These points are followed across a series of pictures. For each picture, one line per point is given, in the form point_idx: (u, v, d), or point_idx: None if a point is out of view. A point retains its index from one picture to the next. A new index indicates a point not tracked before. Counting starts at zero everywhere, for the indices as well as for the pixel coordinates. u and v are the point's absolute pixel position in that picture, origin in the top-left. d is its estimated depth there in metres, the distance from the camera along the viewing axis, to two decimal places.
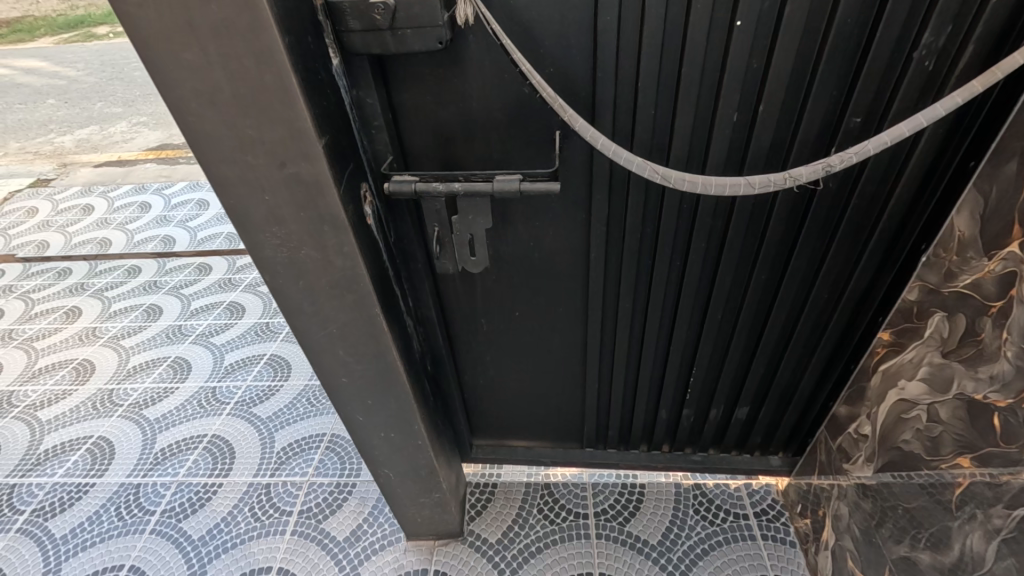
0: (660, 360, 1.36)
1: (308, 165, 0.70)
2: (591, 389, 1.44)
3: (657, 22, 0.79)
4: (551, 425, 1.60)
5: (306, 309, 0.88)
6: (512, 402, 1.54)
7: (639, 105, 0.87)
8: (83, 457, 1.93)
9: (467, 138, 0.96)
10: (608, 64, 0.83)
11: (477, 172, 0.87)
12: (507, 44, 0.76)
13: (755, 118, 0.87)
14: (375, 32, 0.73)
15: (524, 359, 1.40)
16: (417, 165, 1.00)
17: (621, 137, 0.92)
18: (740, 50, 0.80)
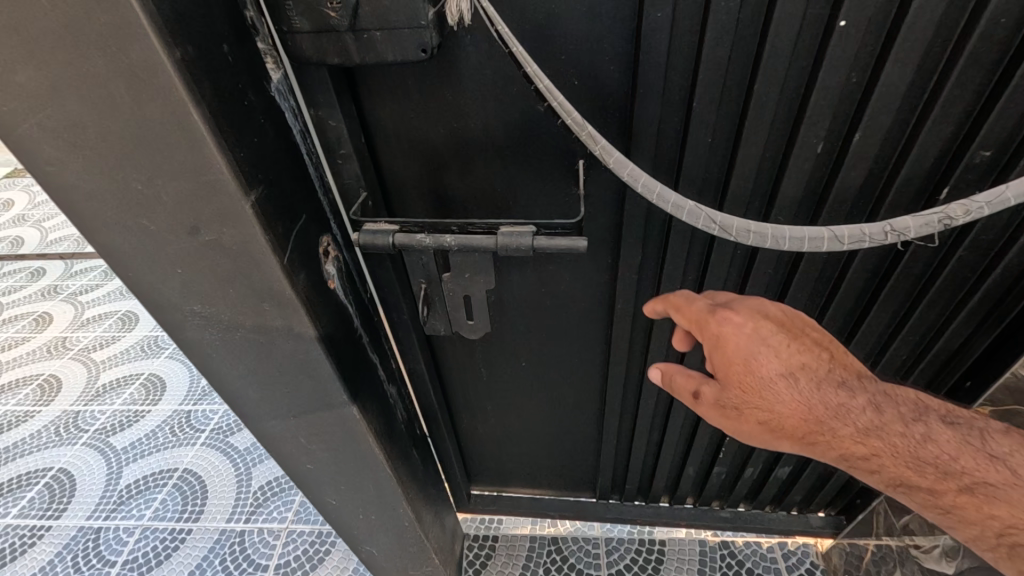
0: (692, 415, 1.15)
1: (230, 230, 0.48)
2: (610, 443, 1.24)
3: (726, 22, 0.56)
4: (561, 474, 1.42)
5: (252, 396, 0.68)
6: (517, 451, 1.35)
7: (694, 131, 0.65)
8: (41, 491, 1.75)
9: (464, 167, 0.75)
10: (654, 78, 0.61)
11: (475, 221, 0.65)
12: (516, 50, 0.53)
13: (846, 149, 0.65)
14: (331, 36, 0.51)
15: (533, 409, 1.21)
16: (399, 199, 0.78)
17: (666, 169, 0.71)
18: (838, 62, 0.58)
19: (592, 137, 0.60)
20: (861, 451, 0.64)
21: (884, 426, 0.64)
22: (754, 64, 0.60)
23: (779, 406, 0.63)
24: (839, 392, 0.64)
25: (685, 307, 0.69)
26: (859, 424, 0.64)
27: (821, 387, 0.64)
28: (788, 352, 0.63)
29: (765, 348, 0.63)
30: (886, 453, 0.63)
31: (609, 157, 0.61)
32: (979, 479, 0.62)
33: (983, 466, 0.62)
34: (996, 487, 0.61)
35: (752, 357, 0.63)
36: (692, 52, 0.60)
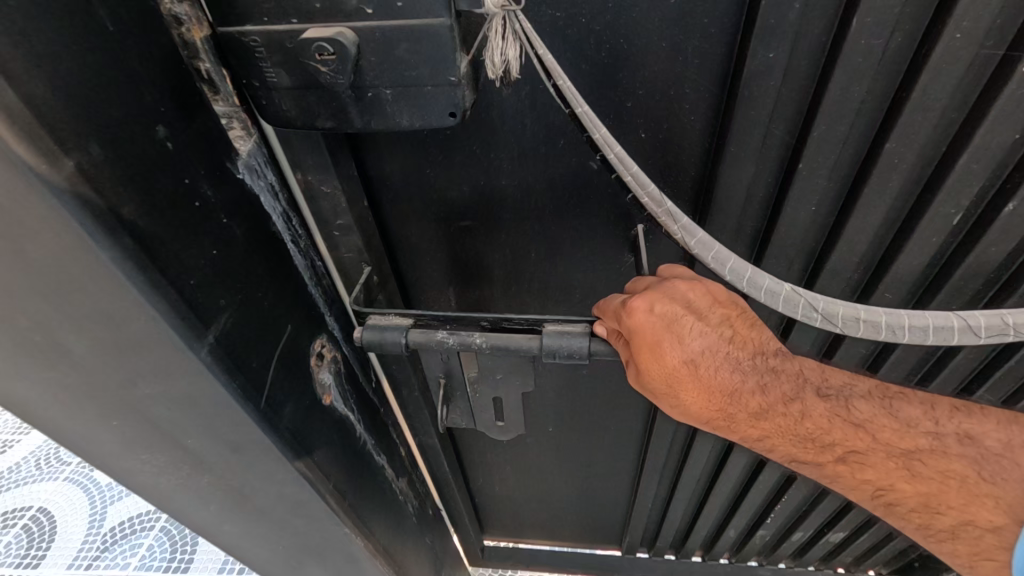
0: (739, 482, 1.02)
1: (183, 381, 0.33)
2: (643, 504, 1.11)
3: (863, 68, 0.41)
4: (585, 528, 1.29)
5: (232, 535, 0.51)
6: (539, 508, 1.22)
7: (796, 198, 0.51)
8: (18, 535, 1.32)
9: (492, 230, 0.60)
10: (749, 136, 0.47)
11: (511, 316, 0.50)
12: (581, 112, 0.38)
13: (987, 223, 0.51)
14: (321, 93, 0.36)
15: (559, 471, 1.07)
16: (411, 264, 0.64)
17: (748, 238, 0.56)
18: (1005, 120, 0.43)
19: (672, 216, 0.45)
20: (761, 442, 0.53)
21: (786, 426, 0.51)
22: (885, 117, 0.45)
23: (684, 394, 0.49)
24: (736, 379, 0.50)
25: (600, 306, 0.51)
26: (761, 413, 0.51)
27: (718, 373, 0.49)
28: (693, 338, 0.48)
29: (690, 340, 0.48)
30: (771, 433, 0.52)
31: (691, 240, 0.46)
32: (850, 449, 0.51)
33: (851, 435, 0.51)
34: (863, 455, 0.51)
35: (662, 343, 0.47)
36: (804, 102, 0.45)
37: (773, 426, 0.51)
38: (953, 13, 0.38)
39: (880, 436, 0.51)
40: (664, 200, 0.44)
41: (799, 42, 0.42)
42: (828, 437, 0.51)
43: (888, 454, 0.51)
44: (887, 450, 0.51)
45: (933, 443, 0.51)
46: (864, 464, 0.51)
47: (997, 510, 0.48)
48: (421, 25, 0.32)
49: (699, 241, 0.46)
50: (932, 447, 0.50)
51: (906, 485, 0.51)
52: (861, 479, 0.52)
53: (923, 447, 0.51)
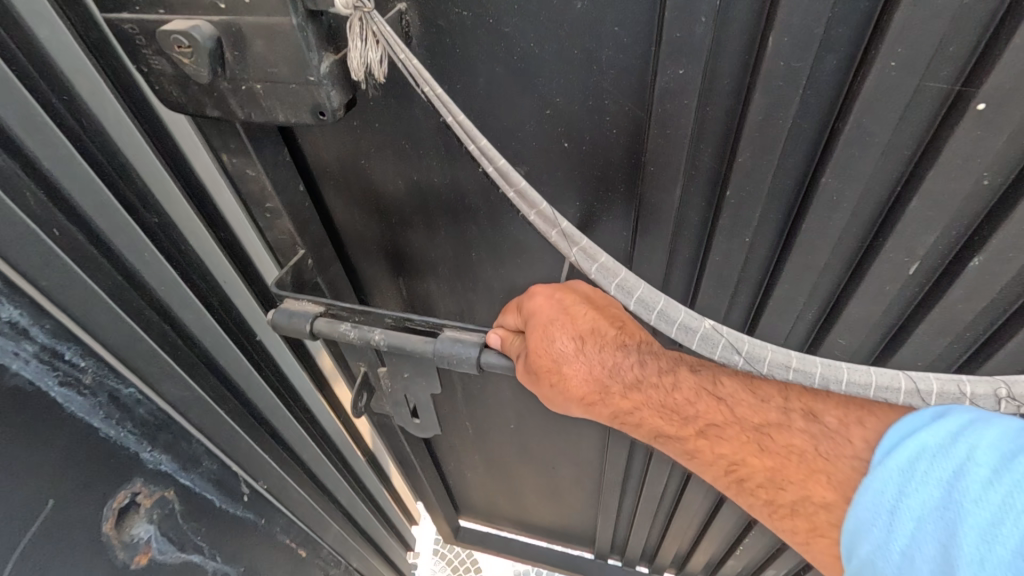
0: (707, 508, 0.99)
1: None
2: (608, 515, 1.10)
3: (790, 93, 0.37)
4: (558, 528, 1.29)
5: None
6: (510, 501, 1.22)
7: (728, 227, 0.46)
8: None
9: (430, 227, 0.60)
10: (670, 157, 0.43)
11: (413, 316, 0.50)
12: (455, 120, 0.38)
13: (949, 278, 0.45)
14: (197, 81, 0.36)
15: (526, 471, 1.07)
16: (357, 251, 0.65)
17: (687, 260, 0.52)
18: (960, 166, 0.37)
19: (568, 238, 0.43)
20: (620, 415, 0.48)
21: (638, 394, 0.47)
22: (823, 148, 0.40)
23: (567, 369, 0.46)
24: (617, 356, 0.47)
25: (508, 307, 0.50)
26: (628, 385, 0.47)
27: (603, 354, 0.47)
28: (582, 317, 0.47)
29: (574, 327, 0.46)
30: (640, 406, 0.47)
31: (591, 264, 0.43)
32: (710, 422, 0.45)
33: (707, 406, 0.46)
34: (724, 432, 0.45)
35: (555, 323, 0.45)
36: (730, 126, 0.41)
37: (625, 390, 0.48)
38: (886, 37, 0.33)
39: (736, 409, 0.45)
40: (554, 218, 0.42)
41: (719, 58, 0.38)
42: (677, 407, 0.47)
43: (739, 427, 0.45)
44: (739, 423, 0.45)
45: (779, 417, 0.44)
46: (711, 439, 0.45)
47: (830, 485, 0.40)
48: (275, 23, 0.32)
49: (598, 266, 0.43)
50: (776, 421, 0.44)
51: (751, 458, 0.44)
52: (720, 463, 0.45)
53: (772, 421, 0.44)
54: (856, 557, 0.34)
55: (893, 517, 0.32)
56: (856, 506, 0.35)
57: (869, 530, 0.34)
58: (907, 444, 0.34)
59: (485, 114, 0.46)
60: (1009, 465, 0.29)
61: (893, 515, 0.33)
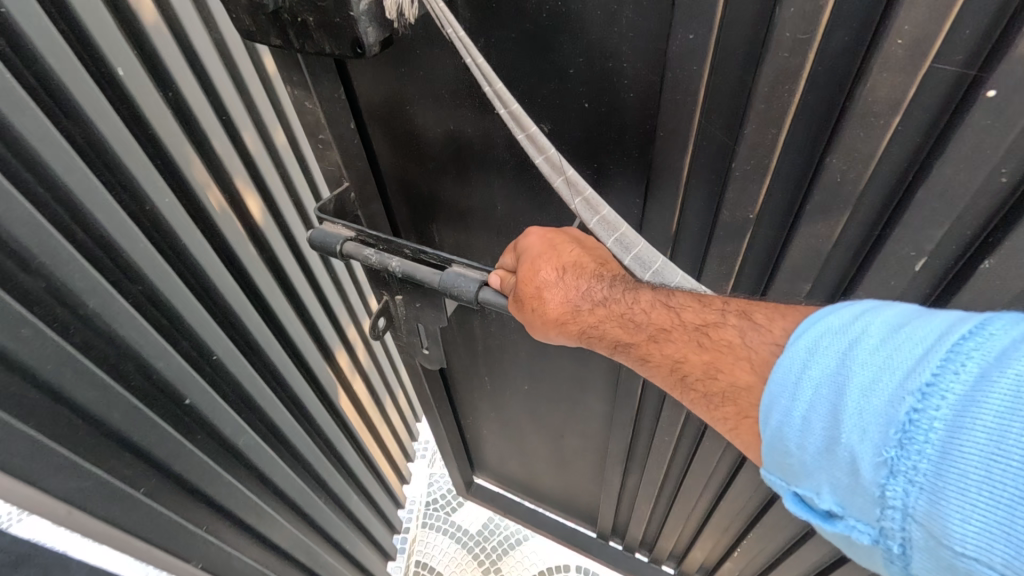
0: (708, 502, 0.99)
1: None
2: (610, 492, 1.13)
3: (798, 65, 0.37)
4: (564, 501, 1.32)
5: None
6: (521, 465, 1.27)
7: (733, 201, 0.47)
8: None
9: (461, 176, 0.64)
10: (680, 123, 0.44)
11: (427, 248, 0.55)
12: (472, 62, 0.43)
13: (961, 275, 0.44)
14: (262, 13, 0.43)
15: (536, 437, 1.11)
16: (396, 193, 0.70)
17: (695, 233, 0.53)
18: (971, 156, 0.36)
19: (571, 187, 0.46)
20: (587, 329, 0.48)
21: (595, 305, 0.48)
22: (833, 127, 0.40)
23: (543, 293, 0.48)
24: (591, 283, 0.49)
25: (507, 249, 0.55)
26: (594, 299, 0.48)
27: (578, 281, 0.49)
28: (562, 250, 0.50)
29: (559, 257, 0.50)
30: (599, 314, 0.47)
31: (592, 216, 0.47)
32: (657, 327, 0.44)
33: (653, 311, 0.45)
34: (667, 336, 0.43)
35: (538, 261, 0.49)
36: (740, 97, 0.42)
37: (587, 297, 0.48)
38: (896, 13, 0.33)
39: (680, 313, 0.44)
40: (561, 166, 0.46)
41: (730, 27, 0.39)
42: (628, 310, 0.46)
43: (677, 328, 0.43)
44: (680, 325, 0.43)
45: (716, 317, 0.42)
46: (659, 345, 0.44)
47: (752, 369, 0.38)
48: None
49: (600, 218, 0.48)
50: (714, 322, 0.42)
51: (689, 354, 0.42)
52: (667, 372, 0.44)
53: (713, 321, 0.42)
54: (764, 430, 0.34)
55: (798, 387, 0.32)
56: (765, 384, 0.34)
57: (775, 403, 0.33)
58: (812, 328, 0.33)
59: (510, 71, 0.49)
60: (896, 333, 0.30)
61: (798, 386, 0.32)
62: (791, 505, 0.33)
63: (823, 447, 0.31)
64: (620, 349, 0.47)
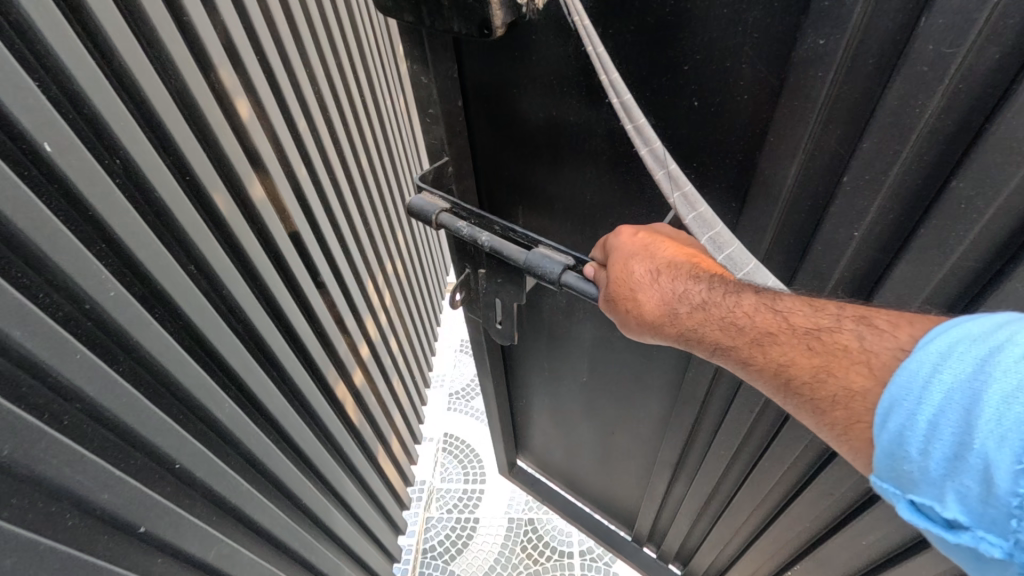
0: (757, 524, 0.96)
1: None
2: (652, 498, 1.12)
3: (933, 81, 0.36)
4: (604, 500, 1.33)
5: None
6: (566, 457, 1.29)
7: (837, 217, 0.46)
8: None
9: (555, 166, 0.66)
10: (794, 130, 0.44)
11: (517, 228, 0.58)
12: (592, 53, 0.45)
13: None
14: None
15: (586, 432, 1.13)
16: (487, 175, 0.73)
17: (789, 245, 0.52)
18: None
19: (672, 180, 0.47)
20: (681, 337, 0.48)
21: (694, 310, 0.47)
22: (965, 147, 0.39)
23: (637, 290, 0.49)
24: (689, 283, 0.48)
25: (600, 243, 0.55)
26: (692, 302, 0.48)
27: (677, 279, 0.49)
28: (656, 250, 0.50)
29: (649, 260, 0.50)
30: (698, 317, 0.47)
31: (689, 212, 0.47)
32: (760, 331, 0.44)
33: (760, 316, 0.44)
34: (773, 340, 0.43)
35: (631, 258, 0.50)
36: (862, 109, 0.41)
37: (684, 302, 0.48)
38: None
39: (790, 319, 0.43)
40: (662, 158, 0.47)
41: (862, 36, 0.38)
42: (731, 315, 0.46)
43: (784, 332, 0.43)
44: (789, 330, 0.42)
45: (833, 323, 0.41)
46: (758, 352, 0.44)
47: (870, 375, 0.37)
48: None
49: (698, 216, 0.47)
50: (827, 326, 0.41)
51: (798, 359, 0.41)
52: (772, 377, 0.43)
53: (826, 326, 0.41)
54: (880, 433, 0.34)
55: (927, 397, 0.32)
56: (888, 385, 0.35)
57: (898, 406, 0.33)
58: (948, 334, 0.33)
59: (623, 63, 0.50)
60: None
61: (924, 389, 0.32)
62: (906, 514, 0.33)
63: (948, 454, 0.31)
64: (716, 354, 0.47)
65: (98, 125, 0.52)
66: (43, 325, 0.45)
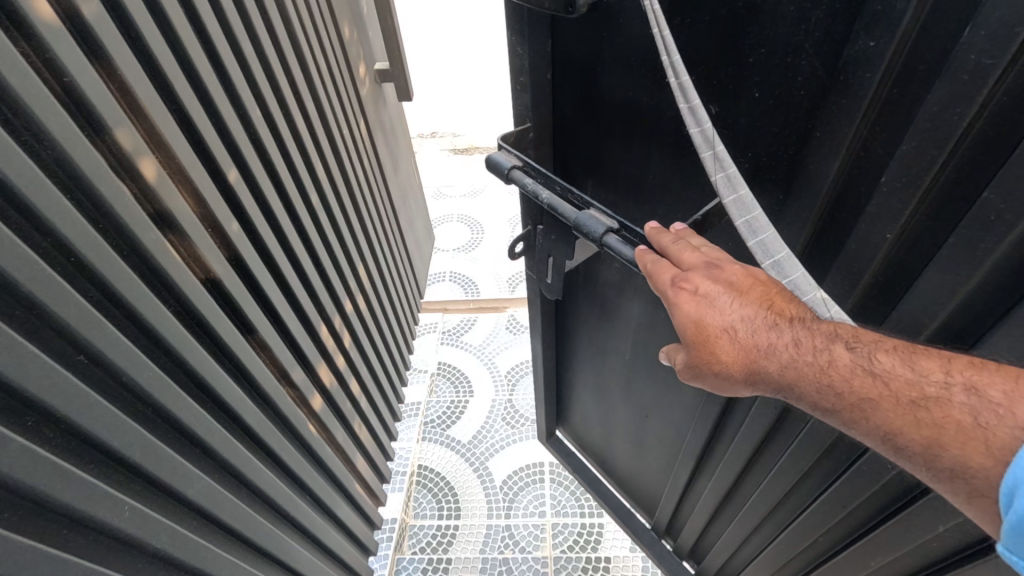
0: (772, 527, 0.98)
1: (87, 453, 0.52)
2: (672, 488, 1.16)
3: (966, 84, 0.39)
4: (628, 486, 1.40)
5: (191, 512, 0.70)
6: (598, 438, 1.37)
7: (871, 217, 0.49)
8: None
9: (624, 144, 0.72)
10: (839, 124, 0.47)
11: (574, 189, 0.65)
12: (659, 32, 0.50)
13: None
14: None
15: (620, 414, 1.19)
16: (561, 145, 0.81)
17: (824, 243, 0.55)
18: None
19: (717, 161, 0.51)
20: (751, 382, 0.51)
21: (776, 361, 0.49)
22: (1002, 154, 0.40)
23: (733, 364, 0.51)
24: (773, 339, 0.49)
25: (650, 274, 0.55)
26: (782, 363, 0.49)
27: (759, 337, 0.50)
28: (731, 307, 0.51)
29: (736, 308, 0.50)
30: (796, 383, 0.48)
31: (730, 192, 0.51)
32: (859, 398, 0.45)
33: (854, 377, 0.46)
34: (869, 404, 0.45)
35: (717, 320, 0.51)
36: (905, 112, 0.43)
37: (766, 352, 0.50)
38: None
39: (884, 387, 0.45)
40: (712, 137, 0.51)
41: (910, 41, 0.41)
42: (812, 366, 0.48)
43: (877, 393, 0.45)
44: (887, 394, 0.45)
45: (938, 390, 0.43)
46: (834, 396, 0.47)
47: (988, 453, 0.40)
48: None
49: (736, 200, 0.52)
50: (935, 395, 0.43)
51: (907, 427, 0.43)
52: (877, 440, 0.45)
53: (926, 393, 0.44)
54: None
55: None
56: None
57: None
58: None
59: (690, 52, 0.54)
60: None
61: None
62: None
63: None
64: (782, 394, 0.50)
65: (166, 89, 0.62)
66: (120, 363, 0.53)
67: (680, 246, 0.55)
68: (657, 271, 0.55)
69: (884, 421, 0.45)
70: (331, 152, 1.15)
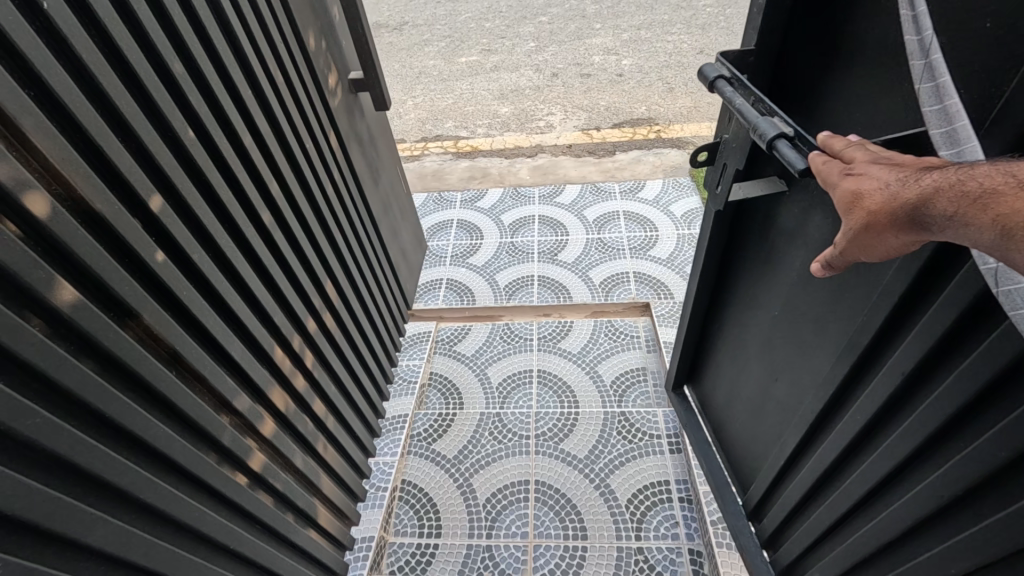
0: (887, 449, 1.16)
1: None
2: (796, 431, 1.49)
3: None
4: (771, 427, 1.72)
5: (70, 505, 1.01)
6: (751, 372, 1.78)
7: None
8: (387, 339, 2.82)
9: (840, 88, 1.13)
10: None
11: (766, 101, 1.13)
12: None
13: None
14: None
15: (784, 344, 1.53)
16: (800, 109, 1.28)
17: None
18: None
19: (928, 69, 0.86)
20: (891, 211, 0.77)
21: (901, 190, 0.76)
22: None
23: (879, 199, 0.79)
24: (920, 174, 0.76)
25: (820, 172, 0.92)
26: (919, 183, 0.75)
27: (909, 176, 0.77)
28: (890, 170, 0.80)
29: (881, 175, 0.81)
30: (934, 192, 0.72)
31: (935, 98, 0.85)
32: (985, 186, 0.67)
33: (990, 176, 0.68)
34: (996, 188, 0.66)
35: (874, 177, 0.81)
36: None
37: (898, 188, 0.77)
38: None
39: (1015, 176, 0.66)
40: (930, 58, 0.85)
41: None
42: (949, 181, 0.72)
43: (1009, 181, 0.66)
44: (1015, 183, 0.66)
45: None
46: (965, 195, 0.69)
47: None
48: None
49: (940, 107, 0.84)
50: None
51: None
52: (996, 219, 0.65)
53: None
54: None
55: None
56: None
57: None
58: None
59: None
60: None
61: None
62: None
63: None
64: (917, 211, 0.75)
65: (60, 107, 1.02)
66: None
67: (846, 153, 0.89)
68: (829, 172, 0.90)
69: (1001, 207, 0.65)
70: (230, 163, 1.50)
